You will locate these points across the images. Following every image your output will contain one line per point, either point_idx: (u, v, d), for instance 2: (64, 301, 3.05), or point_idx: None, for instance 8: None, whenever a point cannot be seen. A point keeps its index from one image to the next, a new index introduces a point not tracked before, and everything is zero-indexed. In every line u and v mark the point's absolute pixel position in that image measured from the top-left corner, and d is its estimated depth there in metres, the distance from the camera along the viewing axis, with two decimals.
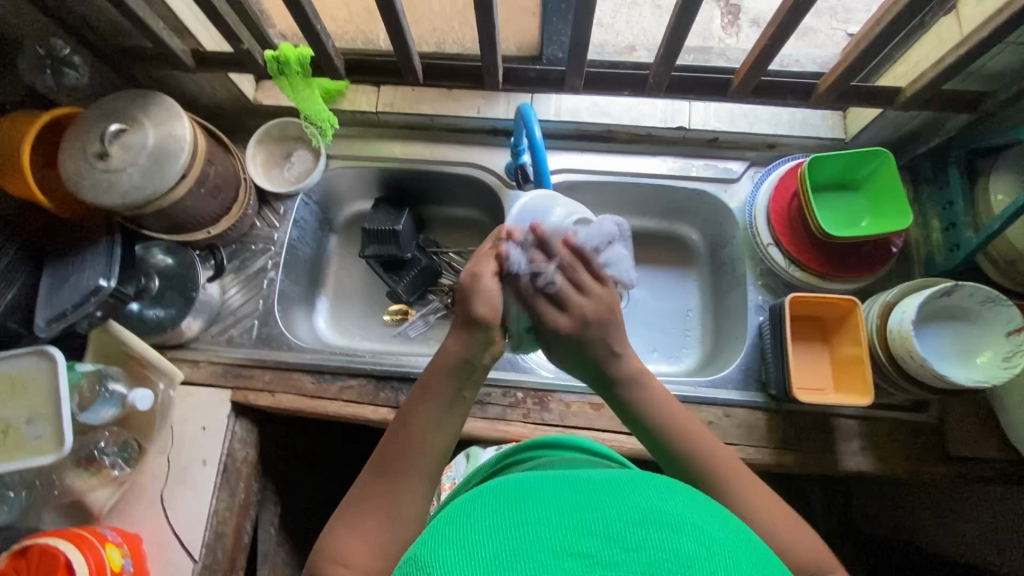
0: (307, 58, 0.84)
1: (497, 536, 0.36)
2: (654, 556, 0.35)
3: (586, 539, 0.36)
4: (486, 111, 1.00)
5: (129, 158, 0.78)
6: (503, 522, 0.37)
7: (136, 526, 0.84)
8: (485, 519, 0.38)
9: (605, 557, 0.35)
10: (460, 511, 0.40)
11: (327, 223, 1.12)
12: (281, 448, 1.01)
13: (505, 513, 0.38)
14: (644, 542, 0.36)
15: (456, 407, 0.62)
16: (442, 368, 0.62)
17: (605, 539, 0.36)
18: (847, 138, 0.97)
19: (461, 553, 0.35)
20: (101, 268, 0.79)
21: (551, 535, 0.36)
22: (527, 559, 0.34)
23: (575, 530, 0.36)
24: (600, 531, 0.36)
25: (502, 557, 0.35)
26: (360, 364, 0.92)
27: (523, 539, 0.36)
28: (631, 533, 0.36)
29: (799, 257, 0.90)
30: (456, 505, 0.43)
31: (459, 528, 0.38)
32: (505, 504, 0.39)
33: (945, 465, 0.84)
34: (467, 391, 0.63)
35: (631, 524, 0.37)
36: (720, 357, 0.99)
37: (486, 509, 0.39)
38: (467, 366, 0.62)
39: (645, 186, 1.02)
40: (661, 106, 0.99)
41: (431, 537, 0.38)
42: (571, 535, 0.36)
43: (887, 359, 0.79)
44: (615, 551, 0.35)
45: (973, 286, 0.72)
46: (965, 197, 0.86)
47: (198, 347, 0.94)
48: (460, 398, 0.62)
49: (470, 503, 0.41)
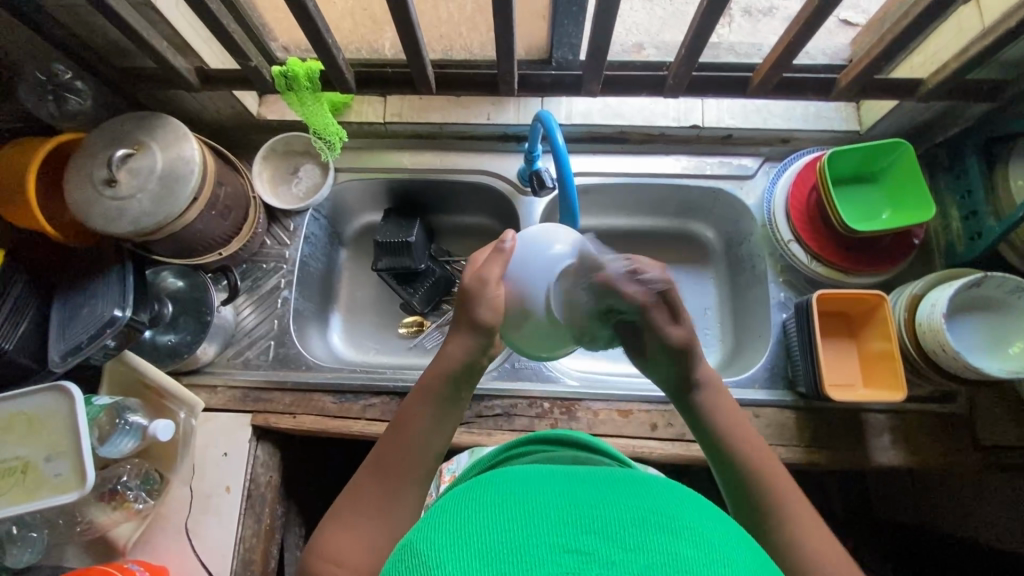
0: (317, 72, 0.81)
1: (491, 530, 0.36)
2: (652, 558, 0.34)
3: (583, 537, 0.35)
4: (496, 117, 0.99)
5: (138, 183, 0.76)
6: (500, 516, 0.37)
7: (162, 558, 0.82)
8: (481, 512, 0.38)
9: (602, 556, 0.34)
10: (458, 502, 0.40)
11: (337, 236, 1.10)
12: (302, 469, 0.99)
13: (503, 508, 0.38)
14: (643, 543, 0.35)
15: (450, 410, 0.64)
16: (441, 371, 0.63)
17: (603, 537, 0.35)
18: (861, 129, 0.96)
19: (454, 545, 0.35)
20: (116, 298, 0.76)
21: (547, 530, 0.36)
22: (522, 553, 0.34)
23: (574, 527, 0.36)
24: (598, 530, 0.36)
25: (495, 552, 0.35)
26: (382, 381, 0.90)
27: (520, 534, 0.36)
28: (629, 533, 0.35)
29: (820, 252, 0.90)
30: (454, 494, 0.43)
31: (453, 520, 0.38)
32: (503, 498, 0.39)
33: (976, 455, 0.84)
34: (464, 393, 0.65)
35: (629, 524, 0.36)
36: (742, 356, 0.98)
37: (487, 501, 0.39)
38: (467, 369, 0.64)
39: (659, 186, 1.01)
40: (673, 105, 0.98)
41: (426, 523, 0.39)
42: (568, 532, 0.36)
43: (917, 353, 0.78)
44: (613, 551, 0.34)
45: (1002, 276, 0.72)
46: (986, 185, 0.86)
47: (213, 371, 0.92)
48: (456, 400, 0.64)
49: (467, 495, 0.41)
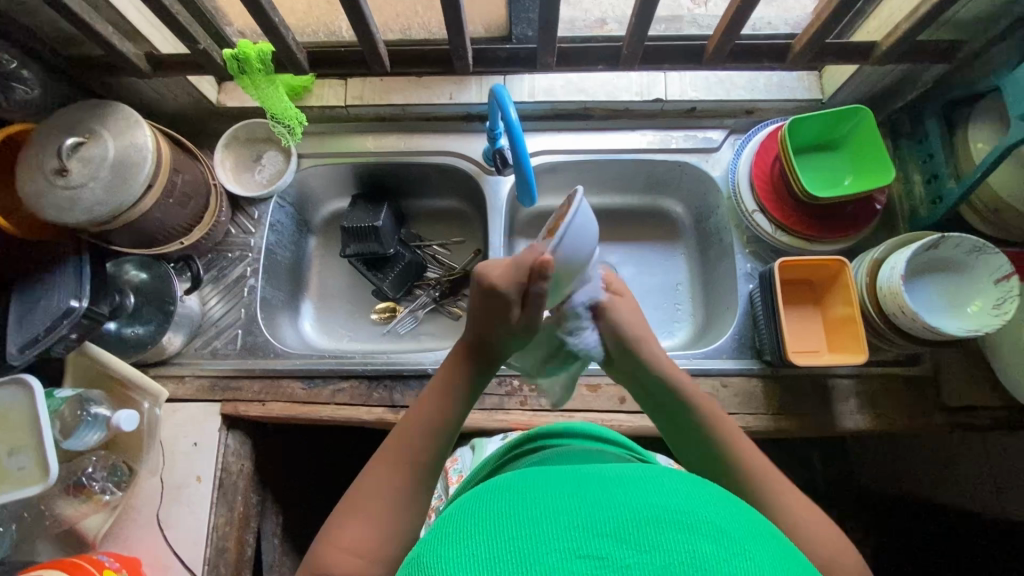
0: (268, 54, 0.80)
1: (499, 536, 0.36)
2: (668, 557, 0.34)
3: (596, 540, 0.35)
4: (458, 97, 0.98)
5: (89, 172, 0.74)
6: (510, 521, 0.37)
7: (134, 549, 0.81)
8: (493, 523, 0.37)
9: (616, 559, 0.34)
10: (468, 506, 0.40)
11: (305, 224, 1.09)
12: (277, 458, 0.99)
13: (512, 512, 0.38)
14: (656, 542, 0.35)
15: (462, 412, 0.62)
16: (461, 356, 0.63)
17: (619, 541, 0.35)
18: (824, 98, 0.96)
19: (464, 555, 0.35)
20: (72, 289, 0.75)
21: (560, 537, 0.35)
22: (537, 562, 0.34)
23: (586, 530, 0.36)
24: (610, 531, 0.36)
25: (507, 558, 0.34)
26: (351, 365, 0.90)
27: (532, 539, 0.35)
28: (644, 534, 0.35)
29: (784, 221, 0.90)
30: (469, 497, 0.43)
31: (464, 523, 0.38)
32: (513, 503, 0.39)
33: (941, 416, 0.85)
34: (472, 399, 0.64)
35: (645, 524, 0.36)
36: (713, 328, 0.98)
37: (495, 510, 0.39)
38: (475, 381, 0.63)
39: (625, 162, 1.01)
40: (636, 79, 0.97)
41: (437, 535, 0.39)
42: (581, 538, 0.35)
43: (877, 315, 0.79)
44: (629, 553, 0.34)
45: (959, 236, 0.72)
46: (945, 148, 0.86)
47: (182, 361, 0.91)
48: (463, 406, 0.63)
49: (478, 500, 0.41)
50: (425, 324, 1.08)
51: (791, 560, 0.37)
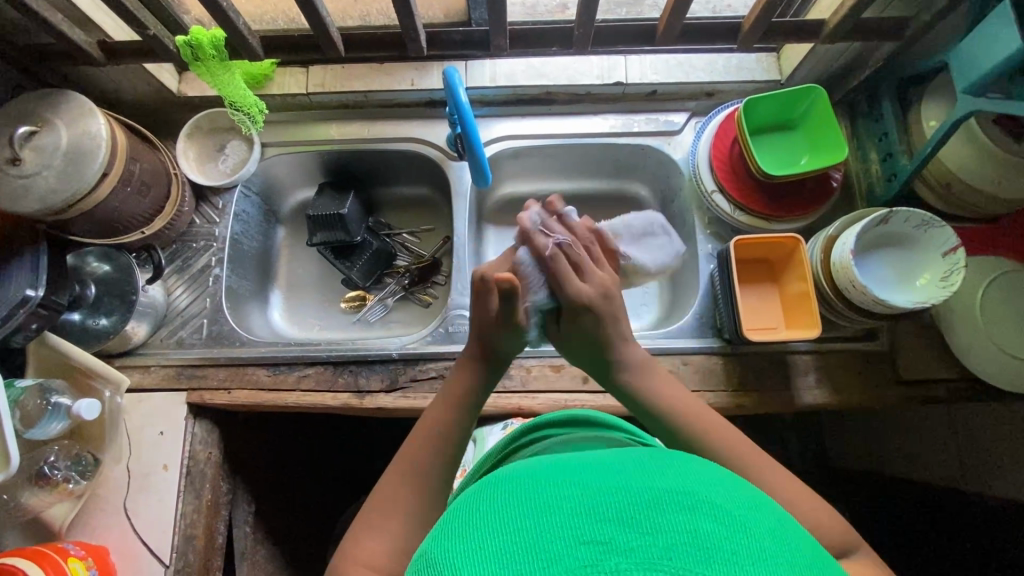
0: (221, 39, 0.80)
1: (507, 529, 0.37)
2: (674, 538, 0.35)
3: (600, 526, 0.36)
4: (419, 83, 0.98)
5: (42, 161, 0.74)
6: (514, 515, 0.38)
7: (101, 538, 0.82)
8: (500, 517, 0.38)
9: (620, 543, 0.35)
10: (473, 501, 0.42)
11: (273, 214, 1.09)
12: (248, 447, 1.00)
13: (515, 504, 0.39)
14: (658, 524, 0.36)
15: (476, 411, 0.68)
16: (472, 357, 0.71)
17: (622, 524, 0.36)
18: (783, 78, 0.97)
19: (470, 550, 0.36)
20: (26, 278, 0.75)
21: (565, 525, 0.36)
22: (541, 553, 0.35)
23: (590, 517, 0.36)
24: (613, 516, 0.36)
25: (513, 551, 0.35)
26: (316, 352, 0.90)
27: (537, 530, 0.36)
28: (645, 517, 0.36)
29: (743, 201, 0.91)
30: (475, 492, 0.44)
31: (473, 517, 0.39)
32: (518, 496, 0.40)
33: (899, 390, 0.86)
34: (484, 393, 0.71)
35: (646, 508, 0.37)
36: (678, 309, 0.99)
37: (498, 504, 0.39)
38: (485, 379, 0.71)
39: (589, 146, 1.01)
40: (596, 62, 0.98)
41: (444, 532, 0.40)
42: (585, 525, 0.36)
43: (831, 290, 0.80)
44: (630, 536, 0.35)
45: (906, 211, 0.74)
46: (899, 126, 0.87)
47: (147, 352, 0.91)
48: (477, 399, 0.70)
49: (486, 494, 0.42)
50: (395, 312, 1.08)
51: (784, 533, 0.39)
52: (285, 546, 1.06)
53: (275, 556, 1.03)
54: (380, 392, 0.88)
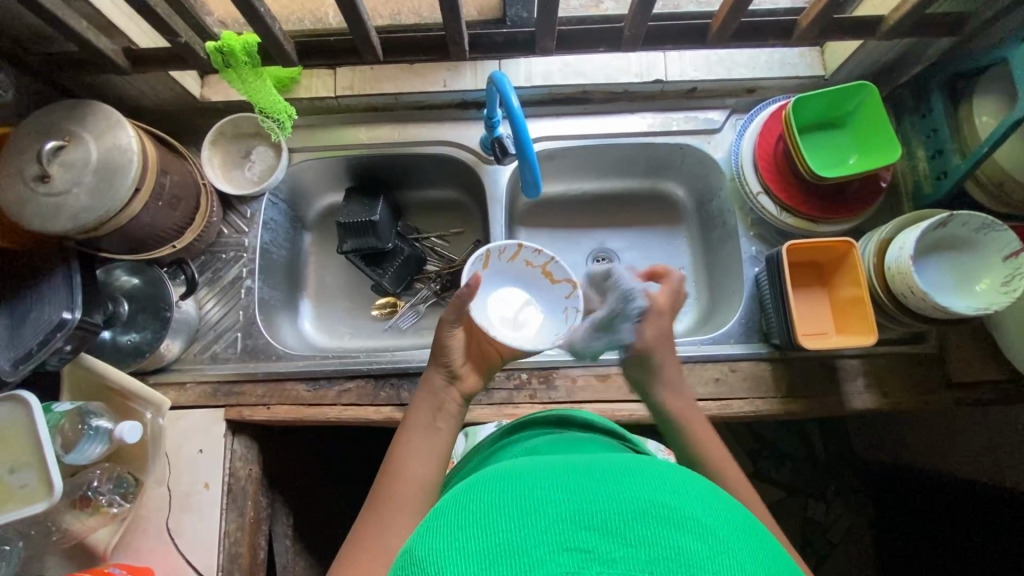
0: (254, 45, 0.77)
1: (491, 527, 0.36)
2: (654, 553, 0.34)
3: (582, 534, 0.35)
4: (452, 84, 0.94)
5: (72, 177, 0.71)
6: (499, 514, 0.37)
7: (146, 559, 0.80)
8: (486, 513, 0.38)
9: (602, 553, 0.34)
10: (461, 499, 0.41)
11: (299, 220, 1.06)
12: (284, 460, 0.98)
13: (504, 503, 0.38)
14: (642, 537, 0.34)
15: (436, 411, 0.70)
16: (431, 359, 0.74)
17: (605, 534, 0.35)
18: (826, 74, 0.94)
19: (453, 547, 0.35)
20: (62, 300, 0.72)
21: (550, 530, 0.35)
22: (521, 556, 0.34)
23: (573, 523, 0.35)
24: (598, 525, 0.35)
25: (497, 551, 0.34)
26: (356, 365, 0.88)
27: (519, 532, 0.35)
28: (631, 529, 0.35)
29: (789, 202, 0.88)
30: (466, 486, 0.43)
31: (459, 513, 0.38)
32: (504, 496, 0.39)
33: (947, 392, 0.85)
34: (443, 423, 0.69)
35: (632, 519, 0.35)
36: (717, 313, 0.97)
37: (488, 499, 0.39)
38: (438, 401, 0.71)
39: (626, 146, 0.99)
40: (635, 60, 0.95)
41: (431, 526, 0.39)
42: (569, 529, 0.35)
43: (887, 297, 0.79)
44: (613, 548, 0.34)
45: (967, 214, 0.72)
46: (950, 123, 0.85)
47: (181, 367, 0.89)
48: (438, 431, 0.69)
49: (474, 490, 0.41)
50: (427, 319, 1.06)
51: (770, 556, 0.37)
52: (323, 555, 1.05)
53: (315, 567, 1.03)
54: None
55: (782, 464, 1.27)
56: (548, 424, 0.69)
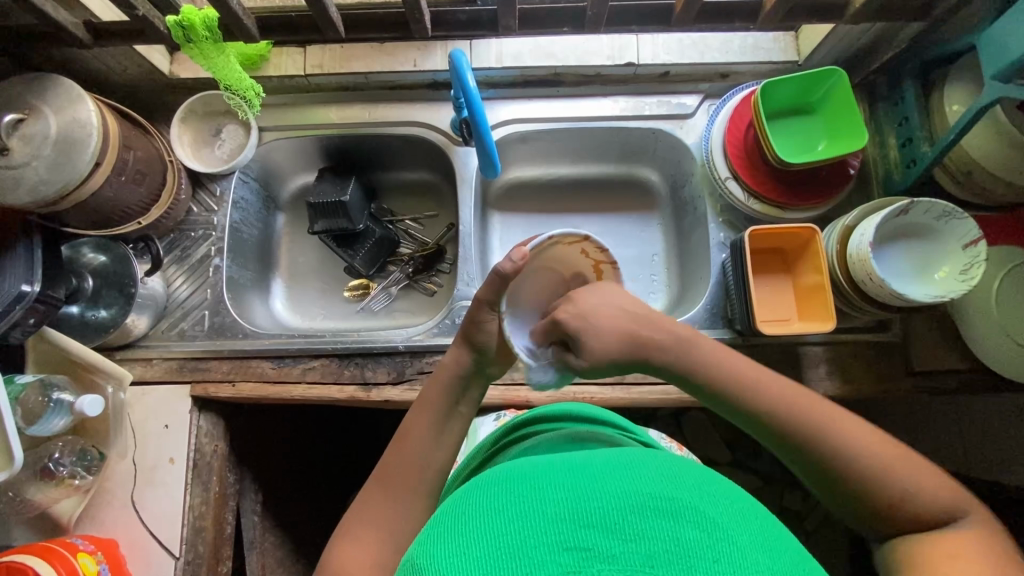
0: (214, 20, 0.76)
1: (494, 531, 0.37)
2: (655, 546, 0.34)
3: (582, 531, 0.36)
4: (422, 64, 0.94)
5: (31, 150, 0.71)
6: (501, 516, 0.38)
7: (111, 531, 0.82)
8: (486, 517, 0.38)
9: (603, 549, 0.35)
10: (459, 506, 0.41)
11: (271, 200, 1.06)
12: (253, 437, 0.99)
13: (503, 508, 0.39)
14: (642, 530, 0.35)
15: (461, 397, 0.66)
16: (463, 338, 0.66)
17: (603, 530, 0.36)
18: (800, 59, 0.93)
19: (456, 552, 0.36)
20: (22, 273, 0.72)
21: (549, 531, 0.36)
22: (523, 558, 0.34)
23: (572, 521, 0.36)
24: (596, 522, 0.36)
25: (497, 551, 0.35)
26: (322, 344, 0.89)
27: (520, 535, 0.36)
28: (629, 523, 0.36)
29: (757, 188, 0.88)
30: (464, 492, 0.44)
31: (461, 518, 0.39)
32: (505, 499, 0.39)
33: (910, 380, 0.85)
34: (464, 406, 0.66)
35: (629, 512, 0.36)
36: (687, 299, 0.97)
37: (485, 504, 0.40)
38: (468, 383, 0.66)
39: (598, 129, 0.98)
40: (608, 42, 0.94)
41: (433, 534, 0.39)
42: (568, 529, 0.36)
43: (847, 282, 0.78)
44: (613, 543, 0.35)
45: (928, 202, 0.72)
46: (920, 111, 0.84)
47: (148, 344, 0.90)
48: (458, 415, 0.66)
49: (473, 497, 0.42)
50: (399, 301, 1.06)
51: (769, 532, 0.38)
52: (294, 532, 1.07)
53: (285, 544, 1.04)
54: (386, 384, 0.87)
55: (756, 453, 1.28)
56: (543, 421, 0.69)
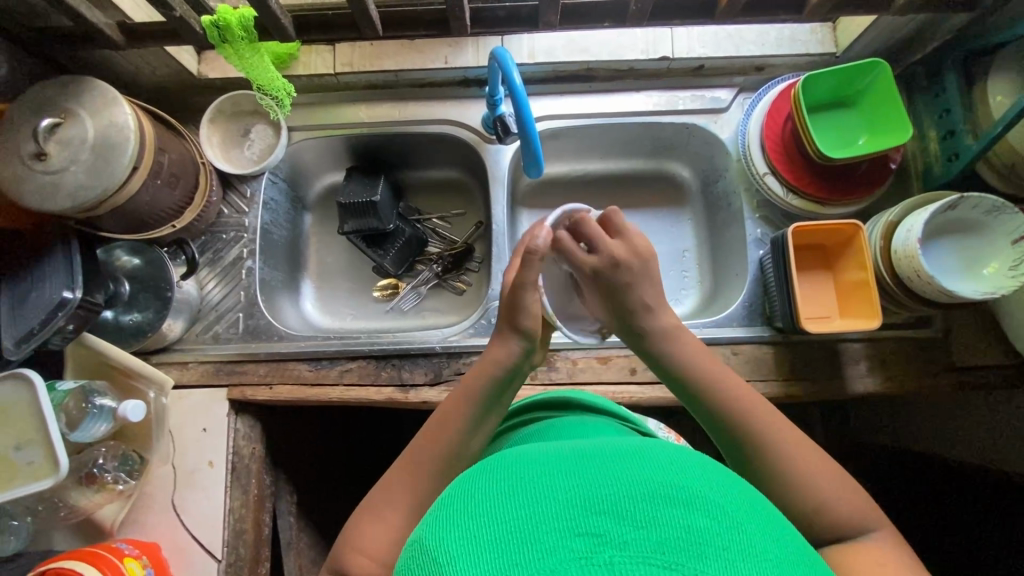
0: (250, 19, 0.76)
1: (502, 517, 0.35)
2: (666, 533, 0.32)
3: (591, 517, 0.33)
4: (454, 60, 0.92)
5: (69, 155, 0.70)
6: (509, 502, 0.35)
7: (152, 535, 0.82)
8: (494, 502, 0.36)
9: (614, 535, 0.32)
10: (464, 489, 0.39)
11: (299, 200, 1.05)
12: (287, 439, 0.99)
13: (512, 491, 0.36)
14: (653, 518, 0.33)
15: (504, 389, 0.65)
16: (507, 318, 0.66)
17: (614, 516, 0.33)
18: (838, 51, 0.92)
19: (466, 537, 0.34)
20: (63, 278, 0.72)
21: (558, 516, 0.33)
22: (533, 544, 0.32)
23: (580, 507, 0.34)
24: (606, 509, 0.34)
25: (508, 540, 0.33)
26: (357, 346, 0.88)
27: (528, 520, 0.34)
28: (640, 510, 0.33)
29: (795, 183, 0.87)
30: (471, 474, 0.41)
31: (469, 503, 0.37)
32: (512, 481, 0.37)
33: (951, 376, 0.85)
34: (505, 400, 0.66)
35: (639, 499, 0.34)
36: (721, 296, 0.97)
37: (491, 488, 0.37)
38: (511, 374, 0.65)
39: (630, 125, 0.97)
40: (642, 36, 0.92)
41: (440, 518, 0.37)
42: (577, 514, 0.33)
43: (890, 278, 0.78)
44: (623, 530, 0.33)
45: (978, 196, 0.71)
46: (963, 102, 0.83)
47: (184, 347, 0.90)
48: (499, 407, 0.65)
49: (478, 480, 0.40)
50: (428, 300, 1.05)
51: (778, 528, 0.36)
52: (326, 533, 1.07)
53: (319, 545, 1.04)
54: (423, 385, 0.87)
55: None
56: (549, 407, 0.69)
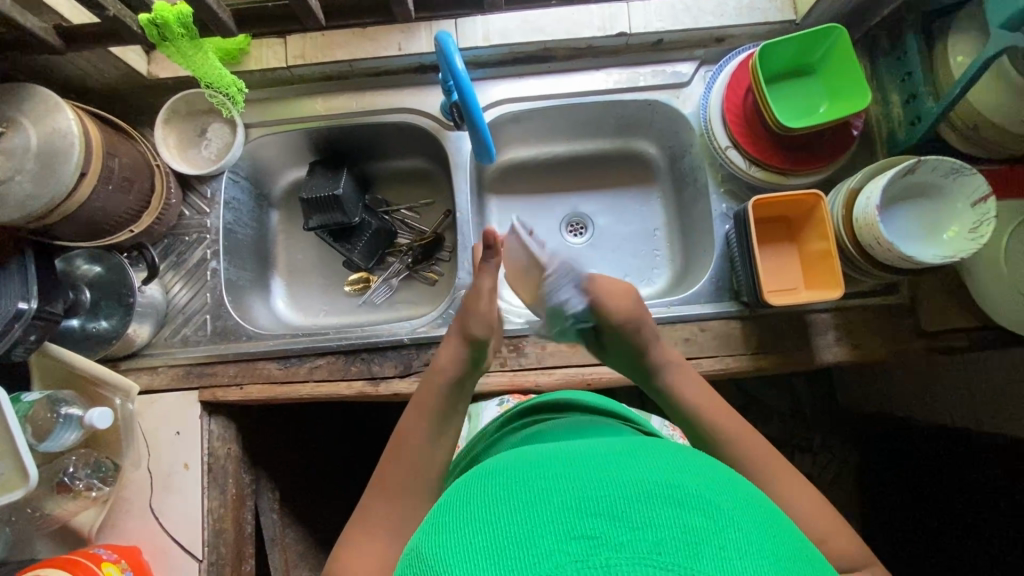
0: (188, 15, 0.74)
1: (500, 522, 0.34)
2: (664, 534, 0.32)
3: (588, 520, 0.33)
4: (407, 47, 0.91)
5: (13, 165, 0.69)
6: (505, 507, 0.35)
7: (132, 538, 0.82)
8: (491, 508, 0.36)
9: (611, 537, 0.32)
10: (460, 496, 0.39)
11: (264, 198, 1.04)
12: (265, 437, 0.99)
13: (510, 495, 0.36)
14: (650, 519, 0.33)
15: (459, 397, 0.66)
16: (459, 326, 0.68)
17: (610, 517, 0.33)
18: (798, 19, 0.90)
19: (461, 543, 0.34)
20: (17, 290, 0.71)
21: (557, 519, 0.33)
22: (530, 548, 0.32)
23: (578, 510, 0.34)
24: (603, 510, 0.34)
25: (504, 544, 0.33)
26: (326, 342, 0.88)
27: (526, 525, 0.34)
28: (636, 511, 0.33)
29: (757, 155, 0.86)
30: (467, 480, 0.41)
31: (464, 508, 0.37)
32: (510, 486, 0.37)
33: (922, 343, 0.85)
34: (464, 404, 0.66)
35: (635, 500, 0.34)
36: (691, 273, 0.96)
37: (487, 494, 0.37)
38: (465, 379, 0.66)
39: (591, 104, 0.96)
40: (597, 12, 0.91)
41: (435, 526, 0.37)
42: (574, 517, 0.33)
43: (853, 247, 0.77)
44: (619, 531, 0.32)
45: (936, 159, 0.70)
46: (924, 65, 0.82)
47: (153, 352, 0.89)
48: (456, 412, 0.65)
49: (474, 486, 0.39)
50: (400, 292, 1.04)
51: (773, 524, 0.36)
52: (311, 527, 1.08)
53: (304, 538, 1.06)
54: (394, 378, 0.87)
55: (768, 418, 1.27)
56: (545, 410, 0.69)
